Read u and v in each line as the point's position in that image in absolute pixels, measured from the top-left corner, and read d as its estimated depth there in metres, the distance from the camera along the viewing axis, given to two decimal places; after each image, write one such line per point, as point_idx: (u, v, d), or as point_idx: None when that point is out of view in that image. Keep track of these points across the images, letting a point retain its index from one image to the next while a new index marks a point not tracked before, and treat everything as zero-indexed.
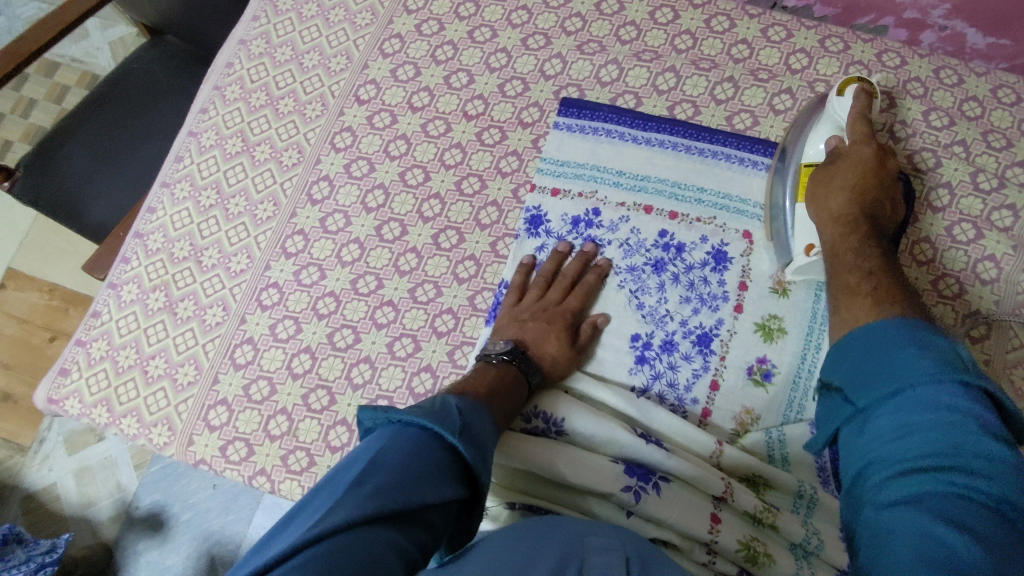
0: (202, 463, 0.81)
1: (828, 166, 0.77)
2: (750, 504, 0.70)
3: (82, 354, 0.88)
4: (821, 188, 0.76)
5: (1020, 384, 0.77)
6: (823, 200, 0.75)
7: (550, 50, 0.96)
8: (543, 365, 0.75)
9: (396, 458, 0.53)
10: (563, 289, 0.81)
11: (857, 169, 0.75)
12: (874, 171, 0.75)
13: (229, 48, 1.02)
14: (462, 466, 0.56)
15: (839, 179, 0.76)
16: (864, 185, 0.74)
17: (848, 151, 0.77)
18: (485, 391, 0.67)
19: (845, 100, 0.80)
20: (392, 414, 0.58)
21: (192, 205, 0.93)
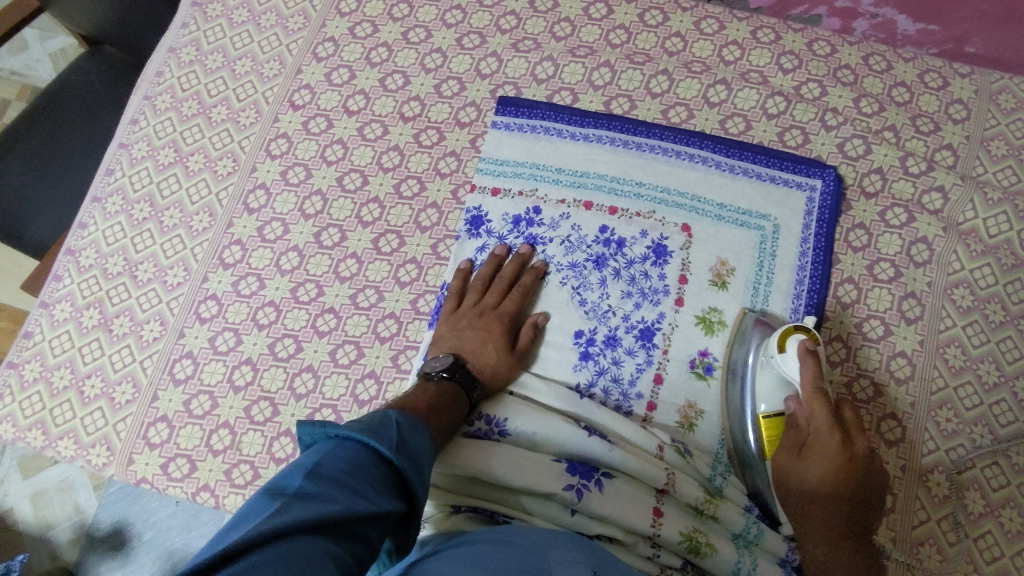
0: (144, 482, 0.79)
1: (790, 449, 0.69)
2: (692, 494, 0.71)
3: (14, 377, 0.85)
4: (786, 469, 0.69)
5: (953, 361, 0.79)
6: (795, 490, 0.68)
7: (485, 49, 0.96)
8: (483, 376, 0.75)
9: (334, 471, 0.51)
10: (500, 292, 0.81)
11: (824, 466, 0.67)
12: (841, 465, 0.66)
13: (158, 57, 0.99)
14: (399, 482, 0.55)
15: (808, 476, 0.68)
16: (836, 480, 0.66)
17: (807, 465, 0.68)
18: (425, 408, 0.67)
19: (791, 361, 0.71)
20: (330, 429, 0.56)
21: (125, 219, 0.91)
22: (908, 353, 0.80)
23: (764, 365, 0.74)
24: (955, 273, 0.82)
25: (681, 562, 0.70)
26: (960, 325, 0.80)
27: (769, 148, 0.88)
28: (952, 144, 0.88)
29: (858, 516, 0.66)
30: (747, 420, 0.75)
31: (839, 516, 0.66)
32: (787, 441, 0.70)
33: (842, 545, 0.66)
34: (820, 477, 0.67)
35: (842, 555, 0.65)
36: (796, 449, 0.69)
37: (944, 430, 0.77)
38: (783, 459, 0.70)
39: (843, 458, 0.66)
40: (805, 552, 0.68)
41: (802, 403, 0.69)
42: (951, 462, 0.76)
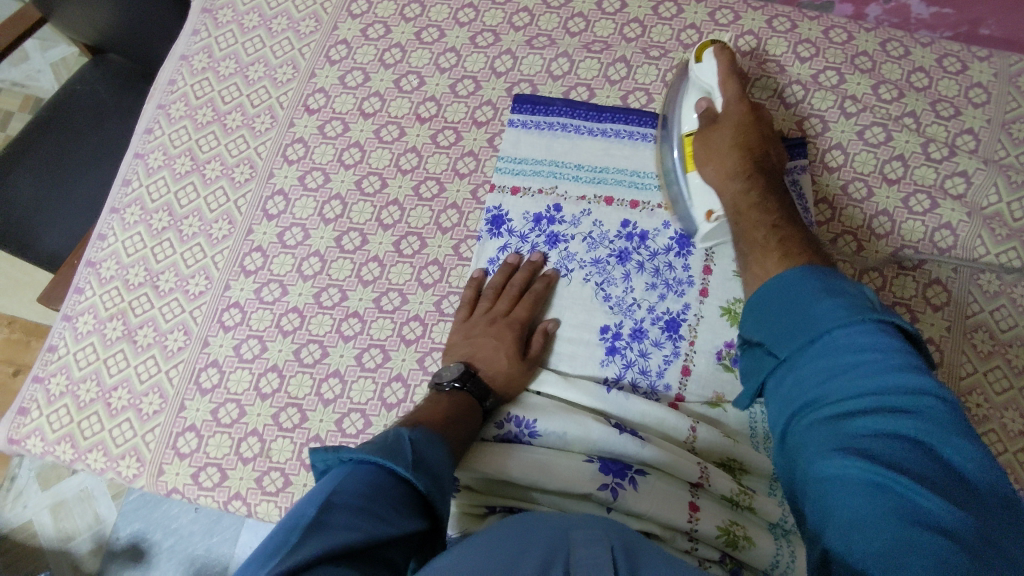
0: (175, 493, 0.79)
1: (710, 129, 0.77)
2: (727, 487, 0.71)
3: (40, 391, 0.85)
4: (706, 150, 0.76)
5: (982, 347, 0.79)
6: (716, 161, 0.76)
7: (498, 47, 0.95)
8: (496, 385, 0.75)
9: (354, 496, 0.51)
10: (511, 299, 0.80)
11: (732, 134, 0.76)
12: (747, 127, 0.76)
13: (170, 65, 0.99)
14: (419, 500, 0.55)
15: (726, 155, 0.75)
16: (745, 142, 0.75)
17: (723, 153, 0.75)
18: (439, 420, 0.66)
19: (707, 59, 0.79)
20: (344, 453, 0.55)
21: (144, 229, 0.90)
22: (936, 339, 0.80)
23: (687, 86, 0.82)
24: (981, 258, 0.82)
25: (720, 554, 0.70)
26: (987, 309, 0.80)
27: (801, 140, 0.87)
28: (974, 128, 0.88)
29: (761, 160, 0.75)
30: (675, 152, 0.82)
31: (745, 163, 0.74)
32: (704, 120, 0.78)
33: (768, 211, 0.71)
34: (734, 160, 0.75)
35: (764, 209, 0.71)
36: (712, 124, 0.77)
37: (976, 416, 0.77)
38: (702, 132, 0.78)
39: (746, 108, 0.77)
40: (768, 277, 0.63)
41: (717, 87, 0.78)
42: (984, 447, 0.75)
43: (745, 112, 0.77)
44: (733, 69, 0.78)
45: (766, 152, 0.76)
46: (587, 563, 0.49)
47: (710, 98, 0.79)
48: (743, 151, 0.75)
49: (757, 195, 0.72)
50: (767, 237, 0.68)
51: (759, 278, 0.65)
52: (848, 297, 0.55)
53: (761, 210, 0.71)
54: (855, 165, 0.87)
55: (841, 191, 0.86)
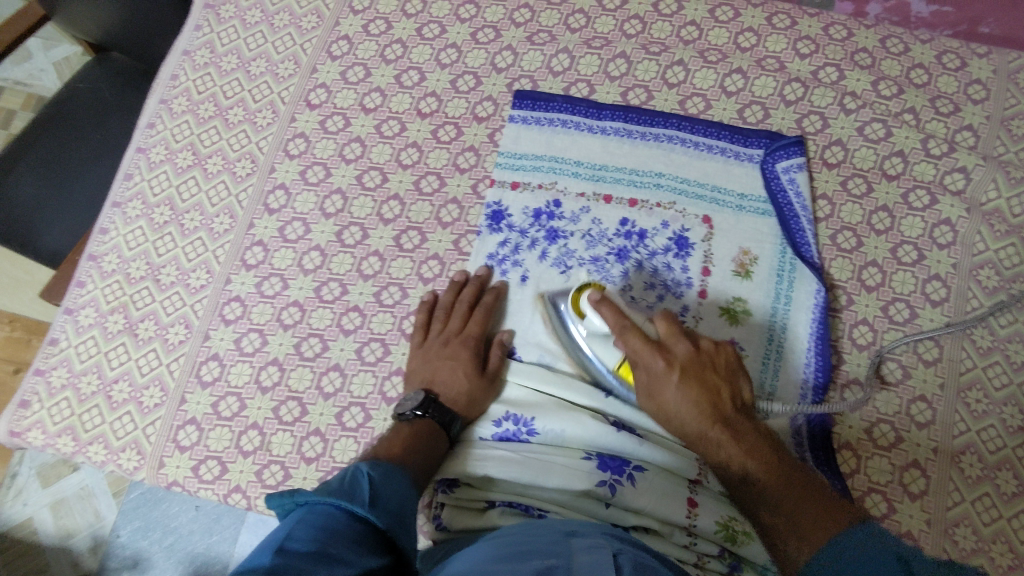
0: (175, 486, 0.79)
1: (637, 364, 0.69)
2: (724, 484, 0.72)
3: (42, 384, 0.85)
4: (653, 405, 0.68)
5: (981, 342, 0.79)
6: (660, 403, 0.67)
7: (499, 43, 0.96)
8: (459, 406, 0.75)
9: (309, 539, 0.52)
10: (462, 317, 0.80)
11: (680, 394, 0.66)
12: (693, 375, 0.66)
13: (173, 60, 0.99)
14: (379, 537, 0.57)
15: (670, 395, 0.67)
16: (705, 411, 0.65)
17: (662, 399, 0.67)
18: (399, 453, 0.69)
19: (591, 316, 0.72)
20: (298, 496, 0.58)
21: (146, 223, 0.91)
22: (935, 335, 0.80)
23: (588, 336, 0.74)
24: (980, 253, 0.82)
25: (719, 549, 0.69)
26: (987, 305, 0.80)
27: (799, 138, 0.87)
28: (973, 124, 0.88)
29: (718, 402, 0.66)
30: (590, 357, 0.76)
31: (708, 419, 0.65)
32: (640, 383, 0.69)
33: (743, 445, 0.63)
34: (676, 400, 0.66)
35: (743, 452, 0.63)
36: (647, 393, 0.69)
37: (976, 411, 0.77)
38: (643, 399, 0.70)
39: (677, 375, 0.66)
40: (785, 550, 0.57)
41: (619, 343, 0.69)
42: (983, 443, 0.75)
43: (683, 351, 0.68)
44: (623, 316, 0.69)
45: (705, 377, 0.66)
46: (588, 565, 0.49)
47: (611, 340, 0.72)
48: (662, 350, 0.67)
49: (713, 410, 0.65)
50: (752, 462, 0.62)
51: (774, 543, 0.58)
52: (856, 521, 0.54)
53: (750, 457, 0.63)
54: (854, 161, 0.87)
55: (840, 187, 0.86)
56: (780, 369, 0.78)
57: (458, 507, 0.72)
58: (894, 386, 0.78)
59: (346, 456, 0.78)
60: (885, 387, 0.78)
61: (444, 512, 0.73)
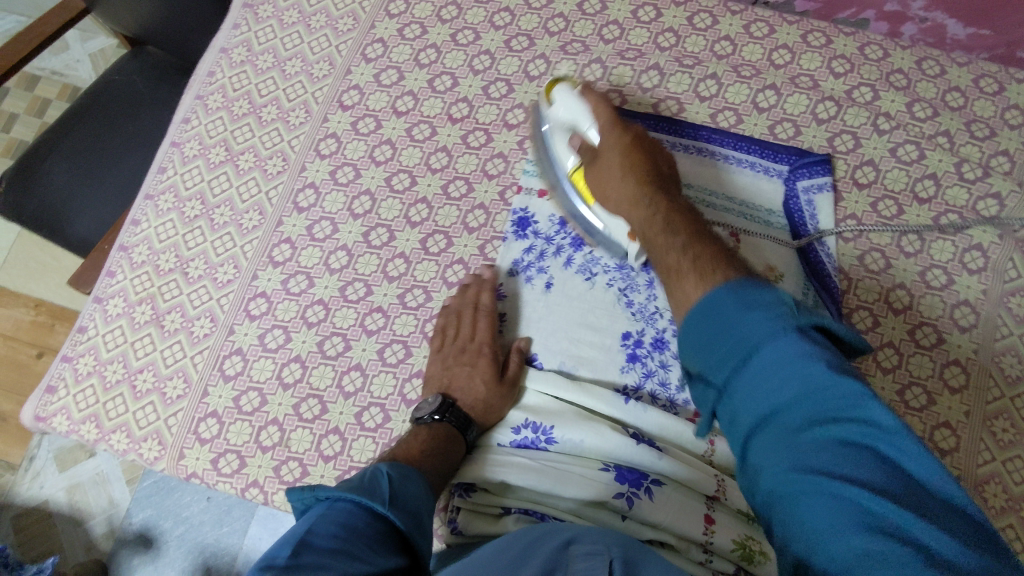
0: (194, 477, 0.80)
1: (590, 167, 0.76)
2: (743, 502, 0.71)
3: (68, 370, 0.86)
4: (597, 184, 0.76)
5: (1010, 371, 0.78)
6: (603, 180, 0.75)
7: (533, 51, 0.96)
8: (476, 413, 0.76)
9: (329, 536, 0.52)
10: (480, 322, 0.81)
11: (615, 167, 0.74)
12: (631, 164, 0.74)
13: (210, 57, 1.01)
14: (396, 536, 0.58)
15: (613, 187, 0.74)
16: (633, 168, 0.73)
17: (602, 166, 0.75)
18: (417, 455, 0.69)
19: (558, 103, 0.81)
20: (319, 492, 0.58)
21: (177, 216, 0.92)
22: (962, 361, 0.79)
23: (553, 130, 0.83)
24: (1011, 281, 0.81)
25: (734, 568, 0.69)
26: (1016, 334, 0.79)
27: (826, 156, 0.86)
28: (1009, 150, 0.87)
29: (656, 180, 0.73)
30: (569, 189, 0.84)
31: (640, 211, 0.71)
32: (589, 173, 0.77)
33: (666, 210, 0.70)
34: (618, 182, 0.73)
35: (656, 221, 0.69)
36: (592, 158, 0.76)
37: (1001, 440, 0.75)
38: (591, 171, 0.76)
39: (626, 138, 0.75)
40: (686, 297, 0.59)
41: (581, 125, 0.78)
42: (1009, 474, 0.74)
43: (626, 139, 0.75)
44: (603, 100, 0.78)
45: (642, 164, 0.74)
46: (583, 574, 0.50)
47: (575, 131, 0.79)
48: (631, 172, 0.73)
49: (650, 204, 0.70)
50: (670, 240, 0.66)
51: (677, 300, 0.61)
52: (732, 285, 0.55)
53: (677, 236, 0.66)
54: (886, 183, 0.86)
55: (870, 208, 0.86)
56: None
57: (474, 512, 0.73)
58: (920, 410, 0.77)
59: (364, 455, 0.78)
60: (910, 412, 0.77)
61: (459, 516, 0.73)
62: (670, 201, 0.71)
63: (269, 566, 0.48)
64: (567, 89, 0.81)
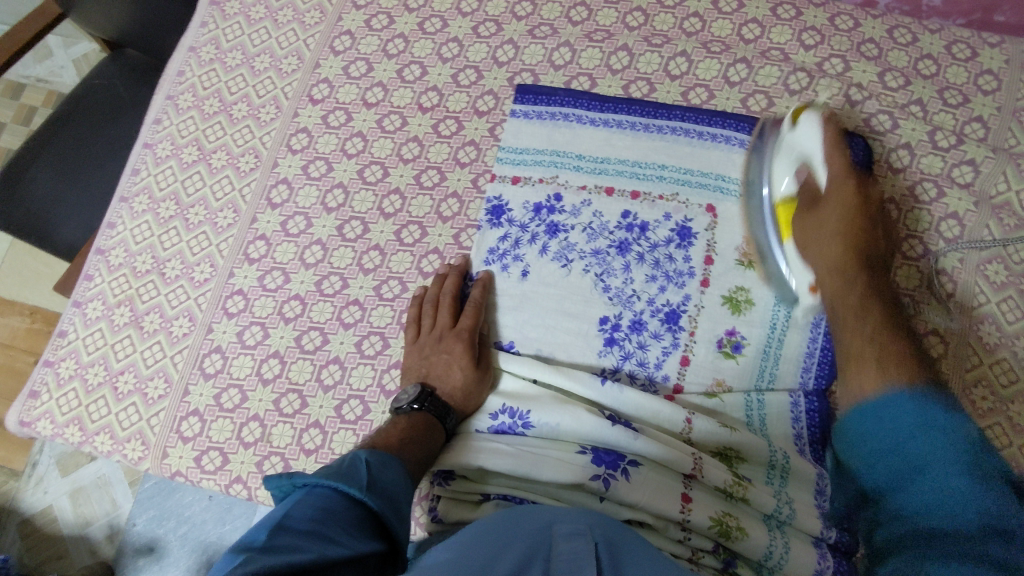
0: (178, 475, 0.81)
1: (809, 212, 0.76)
2: (721, 479, 0.70)
3: (51, 375, 0.87)
4: (816, 227, 0.75)
5: (988, 338, 0.77)
6: (814, 251, 0.75)
7: (501, 36, 0.96)
8: (455, 401, 0.75)
9: (305, 520, 0.52)
10: (452, 311, 0.80)
11: (837, 207, 0.75)
12: (858, 210, 0.74)
13: (179, 57, 1.01)
14: (373, 521, 0.57)
15: (823, 237, 0.74)
16: (854, 238, 0.73)
17: (821, 220, 0.75)
18: (396, 442, 0.68)
19: (804, 126, 0.77)
20: (297, 478, 0.56)
21: (152, 217, 0.92)
22: (941, 331, 0.78)
23: (778, 150, 0.81)
24: (988, 248, 0.81)
25: (713, 544, 0.69)
26: (994, 301, 0.79)
27: None
28: (983, 116, 0.86)
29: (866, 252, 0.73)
30: (765, 211, 0.82)
31: (847, 251, 0.73)
32: (804, 201, 0.77)
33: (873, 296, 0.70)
34: (837, 218, 0.74)
35: (870, 313, 0.69)
36: (812, 208, 0.76)
37: (981, 408, 0.75)
38: (799, 225, 0.77)
39: (859, 200, 0.74)
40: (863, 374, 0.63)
41: (821, 165, 0.76)
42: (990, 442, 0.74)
43: (873, 194, 0.76)
44: (837, 141, 0.76)
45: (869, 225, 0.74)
46: (566, 558, 0.49)
47: (810, 161, 0.77)
48: (852, 233, 0.73)
49: (857, 283, 0.71)
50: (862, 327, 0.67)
51: (857, 366, 0.65)
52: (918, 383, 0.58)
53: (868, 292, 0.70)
54: None
55: None
56: (783, 352, 0.78)
57: (453, 498, 0.73)
58: None
59: (345, 448, 0.78)
60: None
61: (439, 504, 0.73)
62: (877, 307, 0.69)
63: (244, 549, 0.47)
64: (816, 116, 0.77)
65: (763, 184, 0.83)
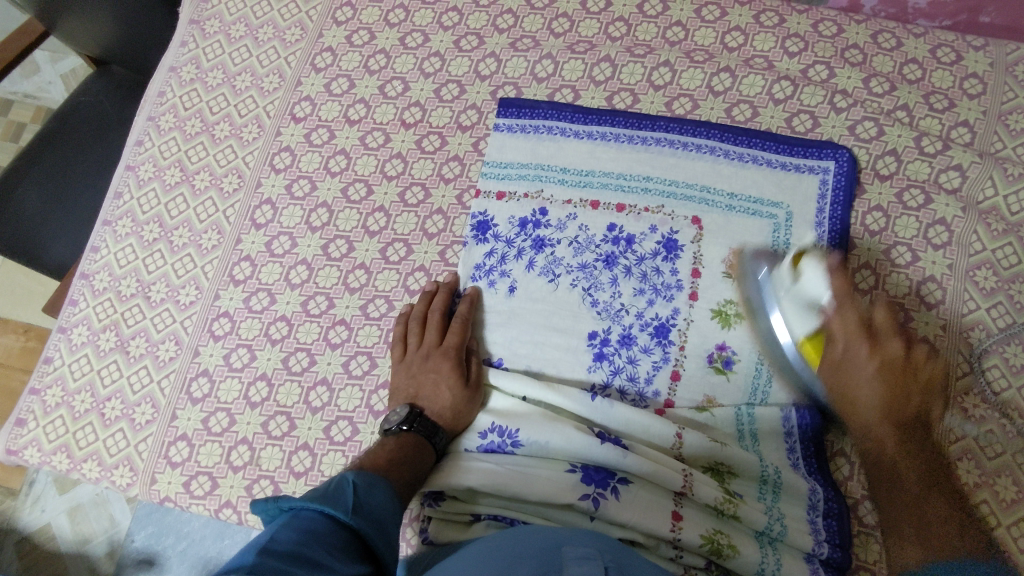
0: (168, 501, 0.80)
1: (835, 364, 0.71)
2: (711, 496, 0.70)
3: (37, 403, 0.86)
4: (838, 378, 0.71)
5: (978, 346, 0.77)
6: (849, 381, 0.70)
7: (483, 50, 0.95)
8: (444, 421, 0.74)
9: (291, 543, 0.51)
10: (439, 329, 0.79)
11: (869, 377, 0.69)
12: (892, 364, 0.69)
13: (159, 77, 1.00)
14: (359, 544, 0.56)
15: (858, 370, 0.70)
16: (897, 412, 0.68)
17: (859, 416, 0.70)
18: (384, 464, 0.67)
19: (808, 276, 0.72)
20: (283, 501, 0.56)
21: (136, 240, 0.91)
22: (931, 338, 0.78)
23: (778, 289, 0.74)
24: (977, 253, 0.80)
25: (705, 561, 0.69)
26: (984, 307, 0.78)
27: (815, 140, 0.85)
28: (969, 120, 0.85)
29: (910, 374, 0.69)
30: (760, 291, 0.77)
31: (882, 408, 0.68)
32: (829, 361, 0.71)
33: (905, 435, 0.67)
34: (874, 399, 0.69)
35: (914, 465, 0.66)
36: (838, 363, 0.71)
37: (972, 417, 0.75)
38: (826, 373, 0.71)
39: (879, 363, 0.69)
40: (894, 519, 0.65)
41: (832, 310, 0.71)
42: (982, 449, 0.73)
43: (894, 350, 0.70)
44: (847, 290, 0.71)
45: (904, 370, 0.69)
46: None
47: (823, 310, 0.72)
48: (883, 372, 0.69)
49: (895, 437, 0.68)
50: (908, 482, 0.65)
51: (913, 528, 0.63)
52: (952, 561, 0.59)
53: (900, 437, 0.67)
54: None
55: None
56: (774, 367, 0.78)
57: (443, 519, 0.73)
58: None
59: (334, 470, 0.78)
60: None
61: (430, 525, 0.73)
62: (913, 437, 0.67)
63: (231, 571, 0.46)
64: (819, 264, 0.72)
65: (765, 298, 0.76)
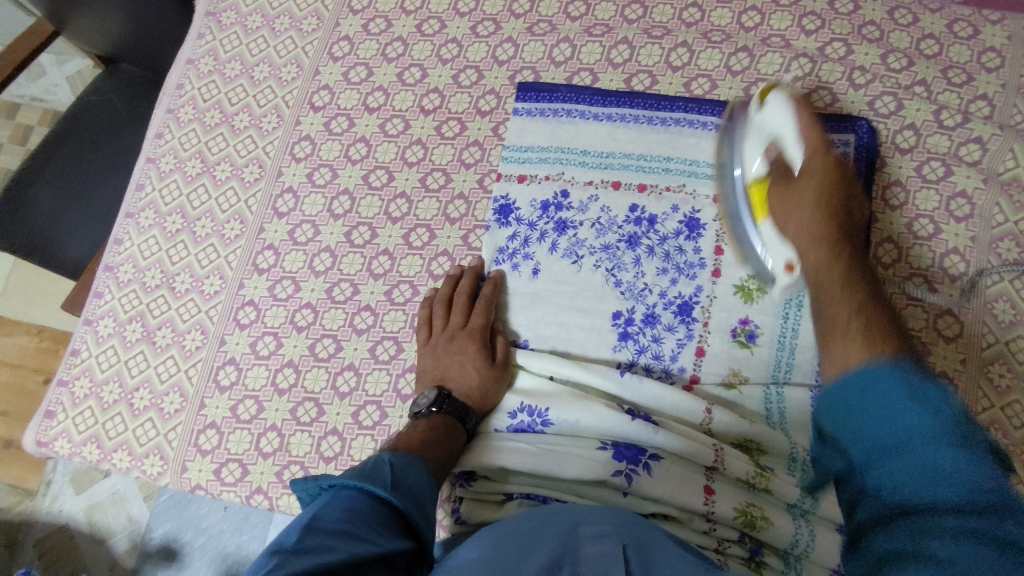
0: (198, 489, 0.81)
1: (786, 186, 0.72)
2: (743, 471, 0.70)
3: (65, 395, 0.87)
4: (784, 224, 0.71)
5: (1003, 317, 0.77)
6: (794, 230, 0.70)
7: (499, 35, 0.95)
8: (472, 401, 0.75)
9: (333, 521, 0.51)
10: (463, 310, 0.80)
11: (811, 207, 0.69)
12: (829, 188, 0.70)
13: (178, 69, 1.00)
14: (400, 521, 0.56)
15: (801, 213, 0.70)
16: (825, 202, 0.69)
17: (797, 216, 0.70)
18: (417, 444, 0.68)
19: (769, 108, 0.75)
20: (323, 481, 0.57)
21: (159, 232, 0.92)
22: (955, 310, 0.78)
23: (749, 133, 0.79)
24: (999, 226, 0.80)
25: (738, 534, 0.69)
26: (1008, 279, 0.78)
27: (839, 116, 0.85)
28: (988, 93, 0.85)
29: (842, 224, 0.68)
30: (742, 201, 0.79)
31: (827, 231, 0.67)
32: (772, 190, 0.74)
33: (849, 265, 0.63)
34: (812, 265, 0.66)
35: (840, 270, 0.62)
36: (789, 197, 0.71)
37: (999, 386, 0.75)
38: (778, 191, 0.73)
39: (819, 239, 0.66)
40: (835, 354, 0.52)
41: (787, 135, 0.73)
42: (1009, 419, 0.74)
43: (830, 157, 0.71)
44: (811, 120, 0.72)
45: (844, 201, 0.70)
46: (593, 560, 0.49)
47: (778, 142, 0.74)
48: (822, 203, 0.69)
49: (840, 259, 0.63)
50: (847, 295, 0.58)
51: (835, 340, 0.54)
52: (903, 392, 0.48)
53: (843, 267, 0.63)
54: None
55: None
56: (799, 343, 0.77)
57: (476, 499, 0.73)
58: None
59: (364, 454, 0.78)
60: None
61: (462, 506, 0.73)
62: (845, 243, 0.66)
63: (275, 551, 0.46)
64: (782, 96, 0.74)
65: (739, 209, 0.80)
